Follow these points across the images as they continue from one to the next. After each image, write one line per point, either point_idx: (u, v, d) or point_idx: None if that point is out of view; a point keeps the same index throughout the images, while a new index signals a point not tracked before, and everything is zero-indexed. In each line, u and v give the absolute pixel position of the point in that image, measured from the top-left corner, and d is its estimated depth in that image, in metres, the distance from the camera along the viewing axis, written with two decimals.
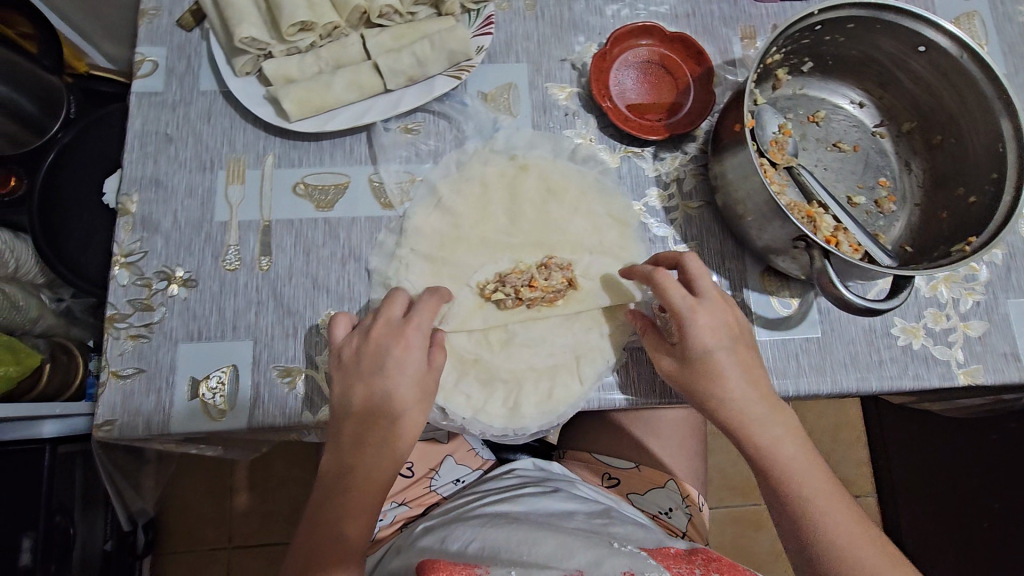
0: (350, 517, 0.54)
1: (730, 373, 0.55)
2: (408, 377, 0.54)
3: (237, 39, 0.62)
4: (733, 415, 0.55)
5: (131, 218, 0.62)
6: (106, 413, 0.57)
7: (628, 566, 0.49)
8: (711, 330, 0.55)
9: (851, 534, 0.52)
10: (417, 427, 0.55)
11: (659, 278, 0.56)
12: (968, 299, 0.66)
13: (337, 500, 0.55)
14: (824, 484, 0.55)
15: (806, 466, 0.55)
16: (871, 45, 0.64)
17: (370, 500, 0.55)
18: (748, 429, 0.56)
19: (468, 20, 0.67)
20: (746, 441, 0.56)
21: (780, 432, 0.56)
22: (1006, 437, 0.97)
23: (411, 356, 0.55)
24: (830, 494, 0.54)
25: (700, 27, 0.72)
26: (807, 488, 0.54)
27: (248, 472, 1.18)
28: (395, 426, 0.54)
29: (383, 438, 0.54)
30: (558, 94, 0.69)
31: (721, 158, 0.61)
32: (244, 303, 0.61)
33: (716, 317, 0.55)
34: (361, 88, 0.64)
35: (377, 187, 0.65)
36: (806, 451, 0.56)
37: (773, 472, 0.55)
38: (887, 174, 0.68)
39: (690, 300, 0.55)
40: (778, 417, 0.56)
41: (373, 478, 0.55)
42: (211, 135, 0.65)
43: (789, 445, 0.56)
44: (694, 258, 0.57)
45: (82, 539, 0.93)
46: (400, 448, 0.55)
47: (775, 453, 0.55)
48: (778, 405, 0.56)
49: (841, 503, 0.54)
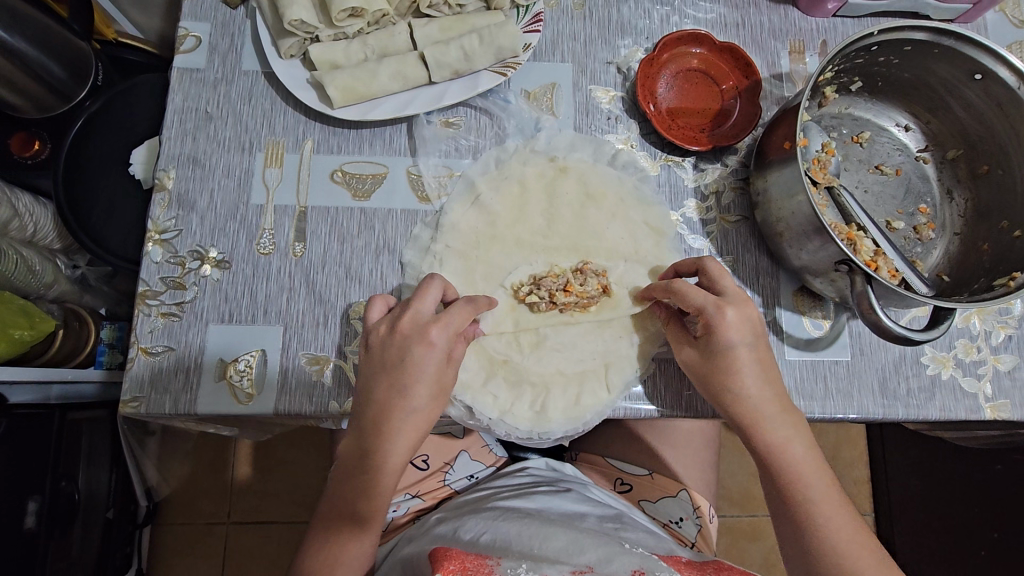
0: (370, 496, 0.55)
1: (747, 374, 0.54)
2: (429, 376, 0.53)
3: (287, 21, 0.61)
4: (747, 414, 0.55)
5: (167, 195, 0.62)
6: (133, 389, 0.57)
7: (639, 565, 0.45)
8: (735, 327, 0.54)
9: (849, 540, 0.52)
10: (434, 417, 0.54)
11: (677, 285, 0.56)
12: (1001, 332, 0.65)
13: (354, 478, 0.55)
14: (828, 488, 0.54)
15: (812, 469, 0.54)
16: (925, 69, 0.63)
17: (375, 480, 0.54)
18: (758, 426, 0.55)
19: (516, 16, 0.67)
20: (757, 441, 0.55)
21: (792, 431, 0.55)
22: (1011, 468, 0.97)
23: (433, 354, 0.53)
24: (831, 496, 0.54)
25: (749, 39, 0.71)
26: (812, 491, 0.54)
27: (251, 449, 1.18)
28: (416, 410, 0.53)
29: (386, 420, 0.53)
30: (601, 97, 0.68)
31: (766, 174, 0.60)
32: (276, 289, 0.61)
33: (739, 313, 0.54)
34: (406, 78, 0.64)
35: (415, 180, 0.65)
36: (813, 452, 0.55)
37: (779, 470, 0.55)
38: (928, 201, 0.68)
39: (715, 300, 0.54)
40: (787, 417, 0.55)
41: (388, 459, 0.53)
42: (252, 117, 0.65)
43: (801, 444, 0.55)
44: (713, 261, 0.57)
45: (85, 503, 0.91)
46: (417, 434, 0.54)
47: (784, 454, 0.54)
48: (789, 407, 0.56)
49: (844, 513, 0.53)
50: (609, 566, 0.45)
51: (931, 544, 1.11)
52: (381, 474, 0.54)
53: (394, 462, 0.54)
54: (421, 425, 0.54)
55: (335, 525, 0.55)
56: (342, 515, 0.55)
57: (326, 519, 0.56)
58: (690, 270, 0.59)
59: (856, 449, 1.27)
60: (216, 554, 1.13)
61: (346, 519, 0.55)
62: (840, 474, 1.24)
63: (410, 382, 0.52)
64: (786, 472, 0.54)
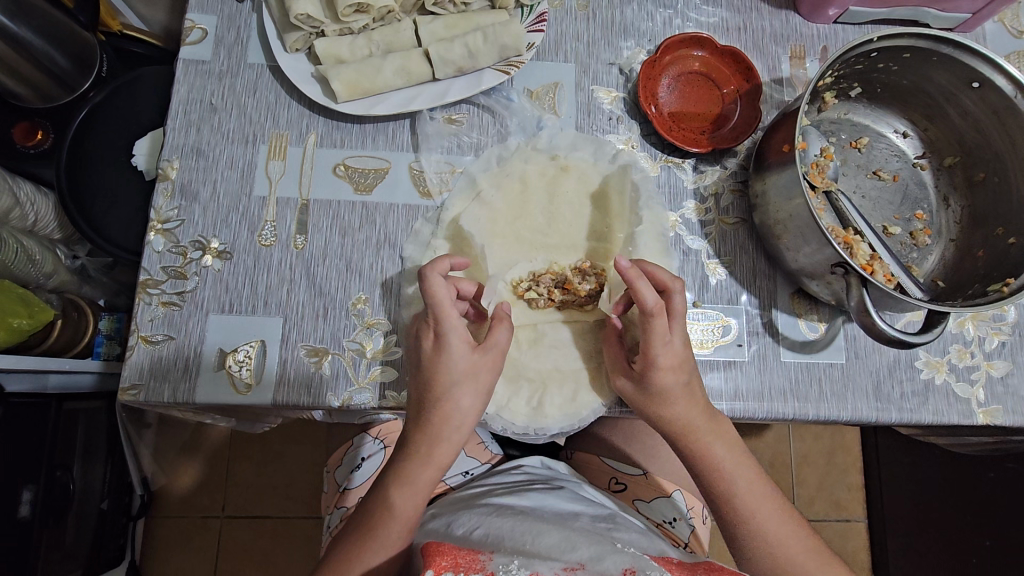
0: (399, 487, 0.54)
1: (678, 405, 0.55)
2: (460, 367, 0.53)
3: (294, 14, 0.62)
4: (674, 424, 0.56)
5: (170, 185, 0.63)
6: (133, 377, 0.57)
7: (631, 563, 0.46)
8: (668, 370, 0.55)
9: (779, 533, 0.53)
10: (461, 406, 0.54)
11: (653, 322, 0.53)
12: (994, 338, 0.66)
13: (392, 468, 0.56)
14: (754, 480, 0.56)
15: (734, 464, 0.56)
16: (924, 77, 0.64)
17: (411, 468, 0.54)
18: (688, 435, 0.55)
19: (520, 15, 0.67)
20: (682, 444, 0.56)
21: (712, 437, 0.56)
22: (1003, 477, 0.98)
23: (458, 342, 0.53)
24: (757, 490, 0.55)
25: (751, 43, 0.71)
26: (737, 485, 0.55)
27: (248, 444, 1.18)
28: (450, 398, 0.53)
29: (425, 417, 0.54)
30: (604, 97, 0.69)
31: (765, 176, 0.61)
32: (277, 279, 0.61)
33: (677, 354, 0.55)
34: (410, 74, 0.64)
35: (417, 175, 0.65)
36: (735, 450, 0.56)
37: (705, 472, 0.56)
38: (925, 207, 0.68)
39: (665, 344, 0.54)
40: (709, 423, 0.56)
41: (433, 451, 0.54)
42: (256, 109, 0.66)
43: (721, 447, 0.56)
44: (680, 293, 0.56)
45: (81, 494, 0.91)
46: (456, 431, 0.55)
47: (706, 457, 0.55)
48: (713, 414, 0.56)
49: (772, 502, 0.55)
50: (600, 564, 0.46)
51: (923, 552, 1.11)
52: (414, 463, 0.54)
53: (440, 454, 0.55)
54: (463, 418, 0.55)
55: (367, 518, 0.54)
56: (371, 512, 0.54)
57: (358, 519, 0.54)
58: (657, 287, 0.56)
59: (850, 456, 1.25)
60: (210, 547, 1.13)
61: (374, 511, 0.54)
62: (835, 480, 1.24)
63: (434, 373, 0.53)
64: (711, 476, 0.55)
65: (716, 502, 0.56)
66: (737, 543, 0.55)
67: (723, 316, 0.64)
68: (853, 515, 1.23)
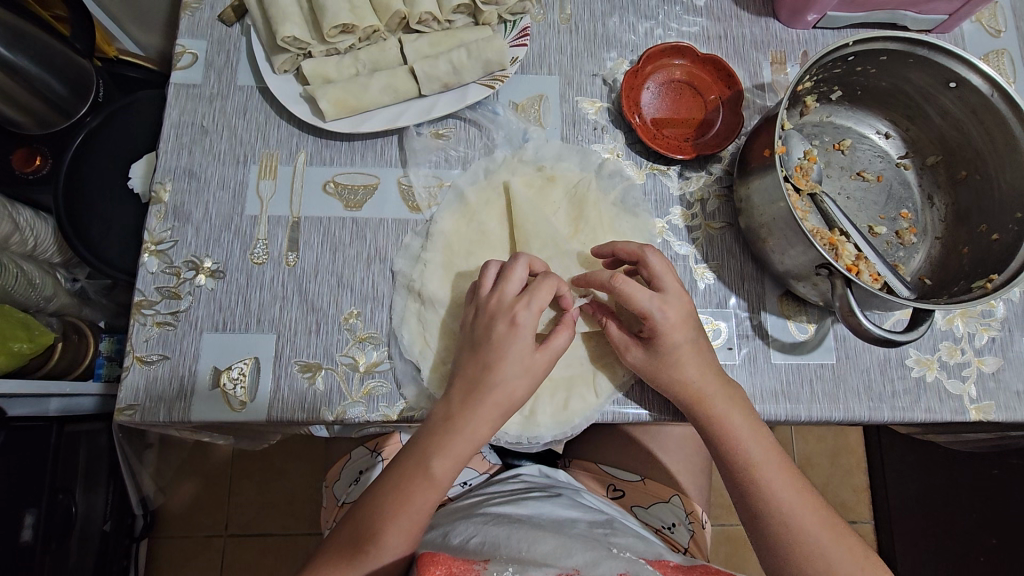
0: (442, 456, 0.54)
1: (689, 365, 0.56)
2: (520, 364, 0.54)
3: (281, 38, 0.63)
4: (692, 391, 0.56)
5: (163, 207, 0.64)
6: (129, 397, 0.58)
7: (625, 568, 0.46)
8: (674, 326, 0.56)
9: (795, 509, 0.53)
10: (518, 397, 0.55)
11: (618, 286, 0.55)
12: (983, 334, 0.66)
13: (428, 432, 0.55)
14: (768, 449, 0.55)
15: (751, 436, 0.55)
16: (902, 78, 0.65)
17: (451, 440, 0.54)
18: (704, 402, 0.56)
19: (503, 30, 0.69)
20: (701, 417, 0.56)
21: (729, 406, 0.56)
22: (1009, 471, 0.99)
23: (529, 331, 0.54)
24: (775, 469, 0.55)
25: (732, 50, 0.73)
26: (753, 453, 0.55)
27: (250, 463, 1.18)
28: (503, 386, 0.54)
29: (478, 390, 0.54)
30: (588, 108, 0.70)
31: (748, 180, 0.62)
32: (269, 298, 0.62)
33: (678, 312, 0.56)
34: (396, 91, 0.65)
35: (405, 189, 0.66)
36: (756, 424, 0.56)
37: (723, 445, 0.56)
38: (909, 207, 0.69)
39: (656, 300, 0.55)
40: (724, 390, 0.56)
41: (477, 421, 0.54)
42: (246, 130, 0.67)
43: (739, 418, 0.56)
44: (654, 255, 0.57)
45: (82, 517, 0.91)
46: (499, 405, 0.54)
47: (723, 429, 0.55)
48: (731, 386, 0.57)
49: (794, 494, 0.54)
50: (595, 569, 0.46)
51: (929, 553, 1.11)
52: (454, 432, 0.54)
53: (476, 428, 0.54)
54: (518, 384, 0.54)
55: (404, 476, 0.54)
56: (407, 473, 0.54)
57: (352, 530, 0.54)
58: (632, 257, 0.59)
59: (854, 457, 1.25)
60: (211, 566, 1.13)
61: (414, 471, 0.54)
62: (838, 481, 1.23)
63: (490, 387, 0.54)
64: (729, 459, 0.55)
65: (734, 483, 0.56)
66: (754, 524, 0.54)
67: (713, 320, 0.65)
68: (859, 517, 1.21)
